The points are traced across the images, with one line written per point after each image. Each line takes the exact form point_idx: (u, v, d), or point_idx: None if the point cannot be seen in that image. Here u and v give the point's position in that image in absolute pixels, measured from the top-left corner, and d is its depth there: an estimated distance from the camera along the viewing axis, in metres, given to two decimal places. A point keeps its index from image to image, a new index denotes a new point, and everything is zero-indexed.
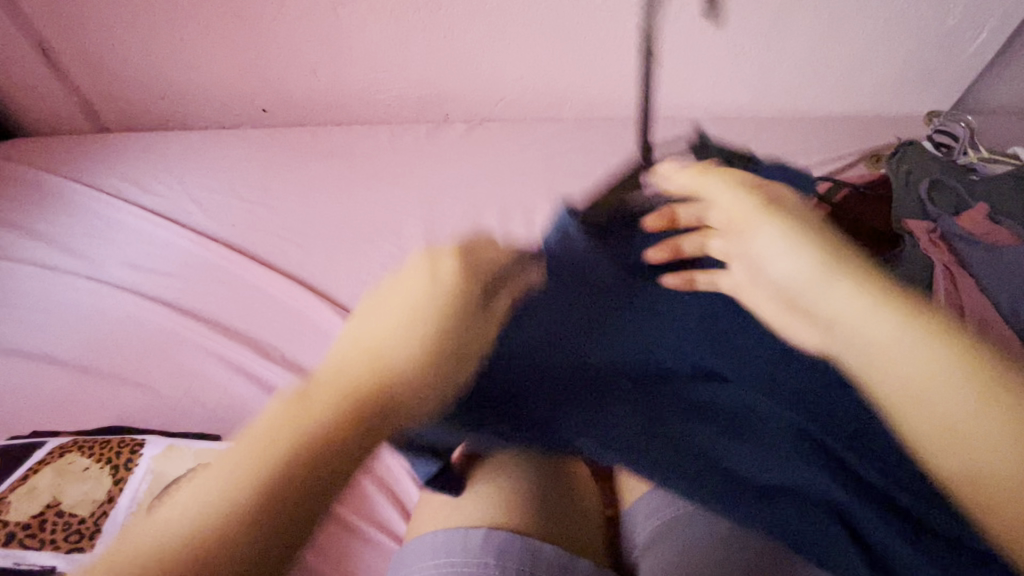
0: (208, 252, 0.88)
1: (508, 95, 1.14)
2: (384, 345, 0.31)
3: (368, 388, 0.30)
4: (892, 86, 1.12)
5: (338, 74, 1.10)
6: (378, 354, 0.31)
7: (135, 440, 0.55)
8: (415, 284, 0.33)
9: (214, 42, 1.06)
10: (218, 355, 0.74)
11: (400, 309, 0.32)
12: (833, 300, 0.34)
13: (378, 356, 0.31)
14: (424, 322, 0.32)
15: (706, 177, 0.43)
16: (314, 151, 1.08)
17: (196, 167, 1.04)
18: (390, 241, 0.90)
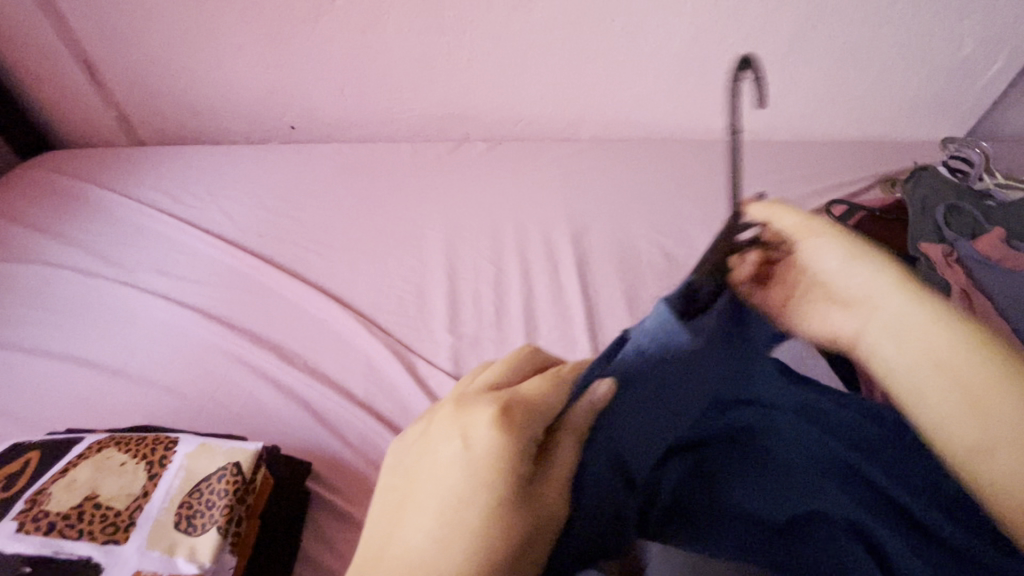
0: (235, 261, 0.91)
1: (528, 116, 1.17)
2: (441, 532, 0.34)
3: (442, 559, 0.34)
4: (906, 112, 1.14)
5: (365, 93, 1.15)
6: (446, 533, 0.34)
7: (170, 437, 0.57)
8: (454, 468, 0.35)
9: (249, 61, 1.11)
10: (244, 361, 0.76)
11: (450, 495, 0.34)
12: (864, 289, 0.39)
13: (433, 534, 0.34)
14: (473, 509, 0.34)
15: (801, 225, 0.43)
16: (339, 166, 1.11)
17: (225, 180, 1.09)
18: (411, 253, 0.93)
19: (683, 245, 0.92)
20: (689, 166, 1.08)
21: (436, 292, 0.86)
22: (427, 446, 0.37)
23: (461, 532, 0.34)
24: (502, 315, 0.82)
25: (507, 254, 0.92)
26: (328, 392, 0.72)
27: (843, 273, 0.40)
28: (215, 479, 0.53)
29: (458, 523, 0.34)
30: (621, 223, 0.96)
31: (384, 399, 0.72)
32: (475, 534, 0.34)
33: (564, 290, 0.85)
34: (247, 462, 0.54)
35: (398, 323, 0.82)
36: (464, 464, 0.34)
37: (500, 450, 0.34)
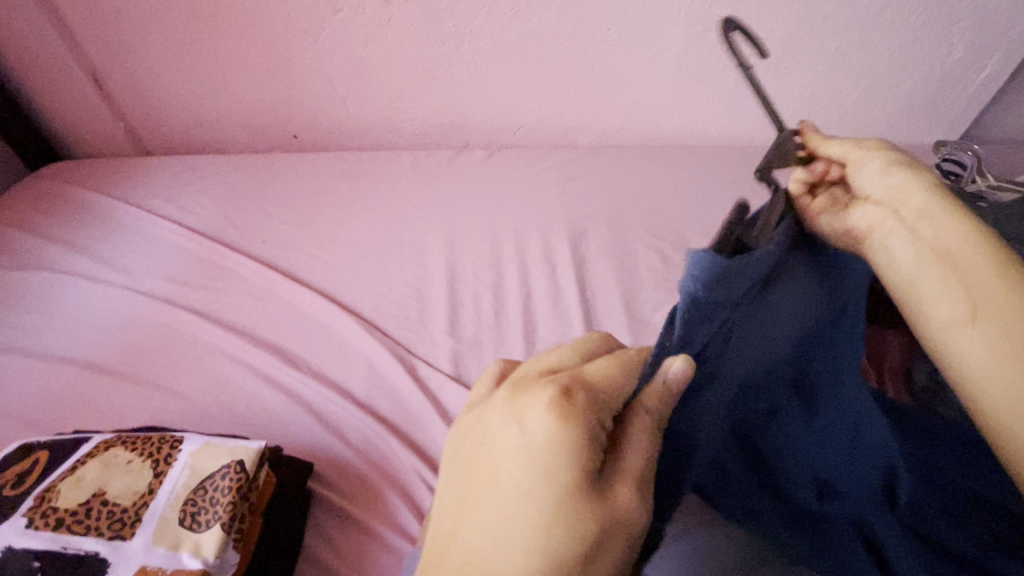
0: (240, 267, 0.93)
1: (526, 123, 1.19)
2: (512, 516, 0.33)
3: (517, 542, 0.33)
4: (899, 116, 1.15)
5: (366, 102, 1.17)
6: (514, 517, 0.33)
7: (175, 436, 0.58)
8: (516, 451, 0.33)
9: (253, 72, 1.14)
10: (248, 364, 0.77)
11: (517, 478, 0.33)
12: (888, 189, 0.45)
13: (504, 520, 0.33)
14: (540, 495, 0.33)
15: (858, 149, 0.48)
16: (342, 174, 1.13)
17: (230, 188, 1.11)
18: (412, 258, 0.95)
19: (679, 248, 0.94)
20: (686, 171, 1.10)
21: (437, 296, 0.87)
22: (483, 436, 0.36)
23: (536, 514, 0.33)
24: (501, 318, 0.84)
25: (506, 258, 0.93)
26: (330, 395, 0.73)
27: (879, 176, 0.46)
28: (219, 476, 0.54)
29: (529, 506, 0.33)
30: (618, 227, 0.98)
31: (385, 400, 0.73)
32: (546, 518, 0.33)
33: (562, 293, 0.87)
34: (251, 460, 0.55)
35: (399, 326, 0.83)
36: (529, 447, 0.33)
37: (561, 433, 0.33)
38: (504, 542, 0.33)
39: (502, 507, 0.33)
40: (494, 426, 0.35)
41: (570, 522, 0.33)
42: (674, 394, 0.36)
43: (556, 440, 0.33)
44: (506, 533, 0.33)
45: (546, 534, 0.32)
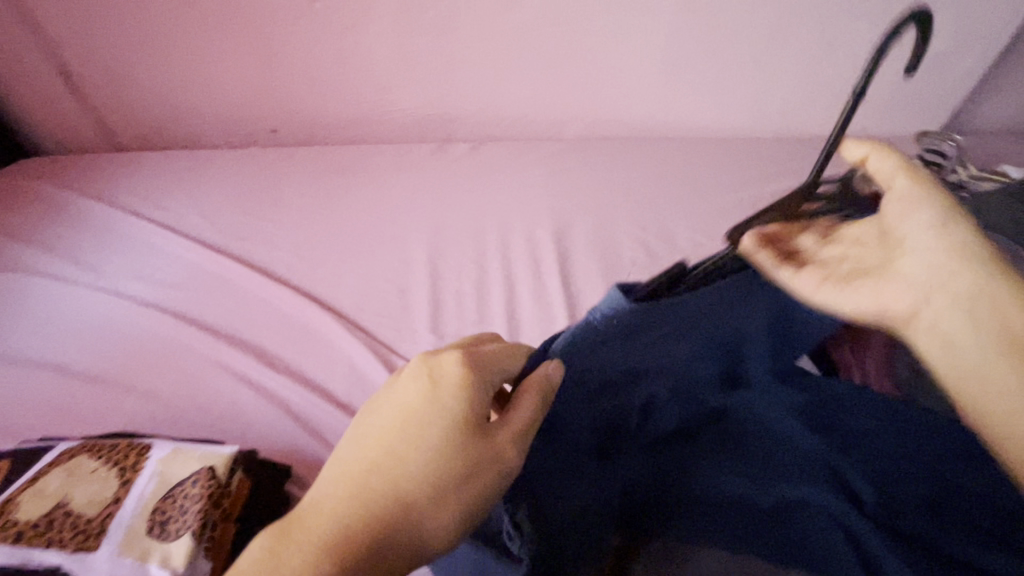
0: (215, 265, 0.90)
1: (510, 116, 1.18)
2: (397, 467, 0.35)
3: (392, 490, 0.35)
4: (883, 107, 1.15)
5: (346, 95, 1.14)
6: (394, 466, 0.35)
7: (143, 443, 0.56)
8: (412, 406, 0.37)
9: (228, 64, 1.10)
10: (224, 365, 0.75)
11: (408, 432, 0.36)
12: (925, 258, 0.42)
13: (389, 469, 0.35)
14: (426, 450, 0.36)
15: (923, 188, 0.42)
16: (322, 168, 1.11)
17: (206, 184, 1.08)
18: (393, 254, 0.93)
19: (664, 241, 0.93)
20: (672, 163, 1.09)
21: (419, 293, 0.86)
22: (385, 396, 0.39)
23: (417, 465, 0.36)
24: (485, 314, 0.82)
25: (490, 253, 0.92)
26: (309, 395, 0.71)
27: (921, 235, 0.42)
28: (189, 484, 0.52)
29: (413, 456, 0.36)
30: (603, 220, 0.96)
31: (365, 400, 0.72)
32: (425, 468, 0.35)
33: (547, 288, 0.85)
34: (222, 466, 0.53)
35: (380, 324, 0.81)
36: (429, 400, 0.37)
37: (457, 393, 0.37)
38: (386, 484, 0.35)
39: (386, 457, 0.36)
40: (397, 391, 0.39)
41: (447, 471, 0.36)
42: (553, 383, 0.40)
43: (452, 399, 0.37)
44: (385, 483, 0.35)
45: (421, 480, 0.35)
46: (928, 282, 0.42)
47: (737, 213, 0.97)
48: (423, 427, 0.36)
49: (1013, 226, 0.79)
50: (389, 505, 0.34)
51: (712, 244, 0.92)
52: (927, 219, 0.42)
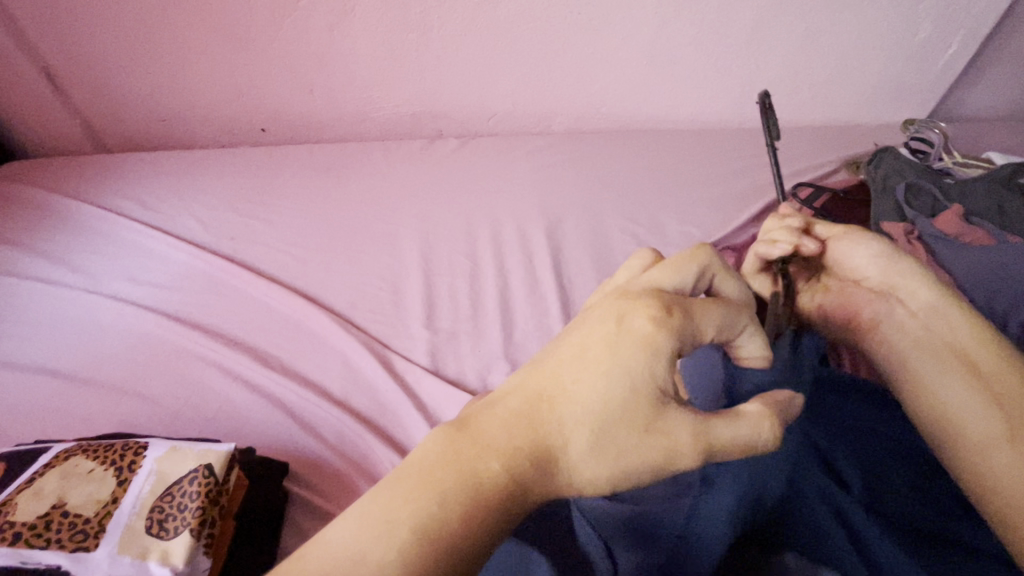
0: (208, 265, 0.90)
1: (499, 111, 1.18)
2: (567, 418, 0.32)
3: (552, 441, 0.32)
4: (869, 96, 1.16)
5: (334, 92, 1.14)
6: (560, 423, 0.32)
7: (139, 443, 0.56)
8: (610, 347, 0.33)
9: (215, 63, 1.10)
10: (219, 365, 0.75)
11: (590, 389, 0.33)
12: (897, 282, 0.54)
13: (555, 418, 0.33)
14: (589, 410, 0.32)
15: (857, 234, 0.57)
16: (312, 166, 1.11)
17: (196, 184, 1.07)
18: (386, 251, 0.93)
19: (655, 232, 0.93)
20: (661, 155, 1.09)
21: (412, 289, 0.86)
22: (574, 330, 0.36)
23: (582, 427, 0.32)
24: (478, 308, 0.83)
25: (482, 247, 0.92)
26: (305, 393, 0.72)
27: (883, 268, 0.55)
28: (187, 481, 0.52)
29: (586, 416, 0.32)
30: (593, 213, 0.97)
31: (361, 396, 0.72)
32: (593, 426, 0.32)
33: (539, 281, 0.86)
34: (219, 463, 0.53)
35: (374, 321, 0.82)
36: (616, 346, 0.33)
37: (661, 350, 0.33)
38: (556, 424, 0.32)
39: (563, 409, 0.33)
40: (590, 321, 0.35)
41: (612, 437, 0.32)
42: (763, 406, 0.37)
43: (646, 364, 0.33)
44: (553, 429, 0.32)
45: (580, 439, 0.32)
46: (897, 286, 0.54)
47: (726, 203, 0.98)
48: (618, 378, 0.33)
49: (996, 212, 0.80)
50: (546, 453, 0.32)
51: (702, 234, 0.92)
52: (873, 248, 0.55)
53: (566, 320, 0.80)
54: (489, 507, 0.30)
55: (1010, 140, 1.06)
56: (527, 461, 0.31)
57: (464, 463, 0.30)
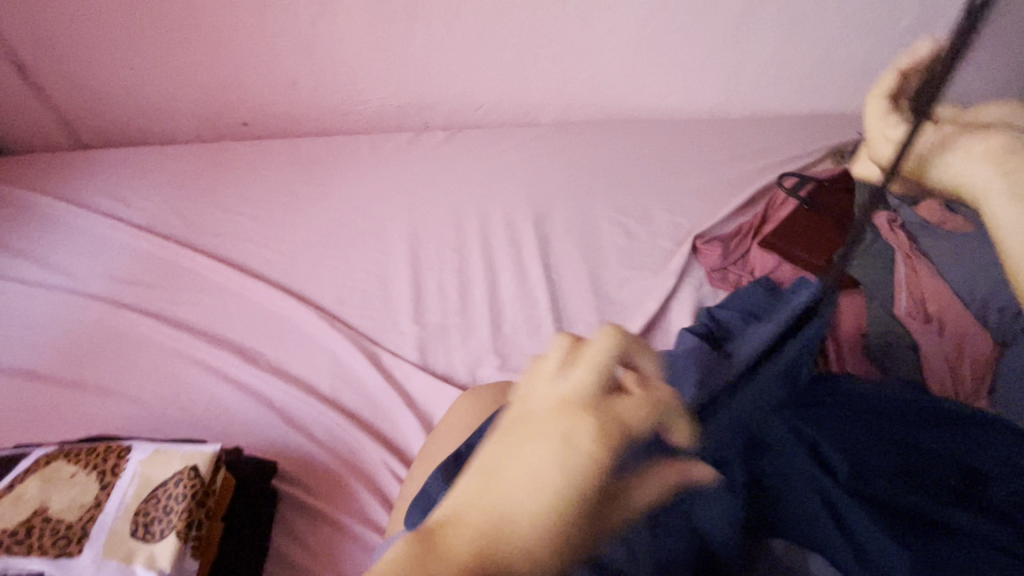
0: (191, 263, 0.88)
1: (486, 102, 1.17)
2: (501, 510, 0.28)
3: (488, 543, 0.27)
4: (853, 85, 1.17)
5: (317, 84, 1.12)
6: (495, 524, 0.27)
7: (121, 446, 0.55)
8: (546, 440, 0.29)
9: (193, 55, 1.07)
10: (204, 364, 0.74)
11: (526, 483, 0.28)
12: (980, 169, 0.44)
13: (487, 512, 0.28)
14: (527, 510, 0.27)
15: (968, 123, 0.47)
16: (297, 160, 1.09)
17: (177, 180, 1.05)
18: (373, 245, 0.92)
19: (643, 223, 0.93)
20: (649, 146, 1.09)
21: (401, 284, 0.85)
22: (522, 413, 0.32)
23: (524, 526, 0.27)
24: (467, 303, 0.82)
25: (471, 240, 0.92)
26: (292, 390, 0.71)
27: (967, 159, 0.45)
28: (173, 484, 0.52)
29: (527, 512, 0.28)
30: (582, 205, 0.97)
31: (350, 392, 0.72)
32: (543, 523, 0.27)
33: (529, 274, 0.86)
34: (205, 465, 0.53)
35: (362, 316, 0.81)
36: (560, 446, 0.29)
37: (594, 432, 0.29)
38: (504, 529, 0.27)
39: (498, 509, 0.28)
40: (532, 411, 0.31)
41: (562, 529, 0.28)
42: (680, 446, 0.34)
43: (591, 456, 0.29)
44: (485, 526, 0.27)
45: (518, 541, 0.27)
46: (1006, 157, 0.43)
47: (714, 193, 0.98)
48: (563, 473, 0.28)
49: None
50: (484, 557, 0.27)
51: (690, 225, 0.92)
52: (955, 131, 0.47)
53: (555, 313, 0.80)
54: None
55: None
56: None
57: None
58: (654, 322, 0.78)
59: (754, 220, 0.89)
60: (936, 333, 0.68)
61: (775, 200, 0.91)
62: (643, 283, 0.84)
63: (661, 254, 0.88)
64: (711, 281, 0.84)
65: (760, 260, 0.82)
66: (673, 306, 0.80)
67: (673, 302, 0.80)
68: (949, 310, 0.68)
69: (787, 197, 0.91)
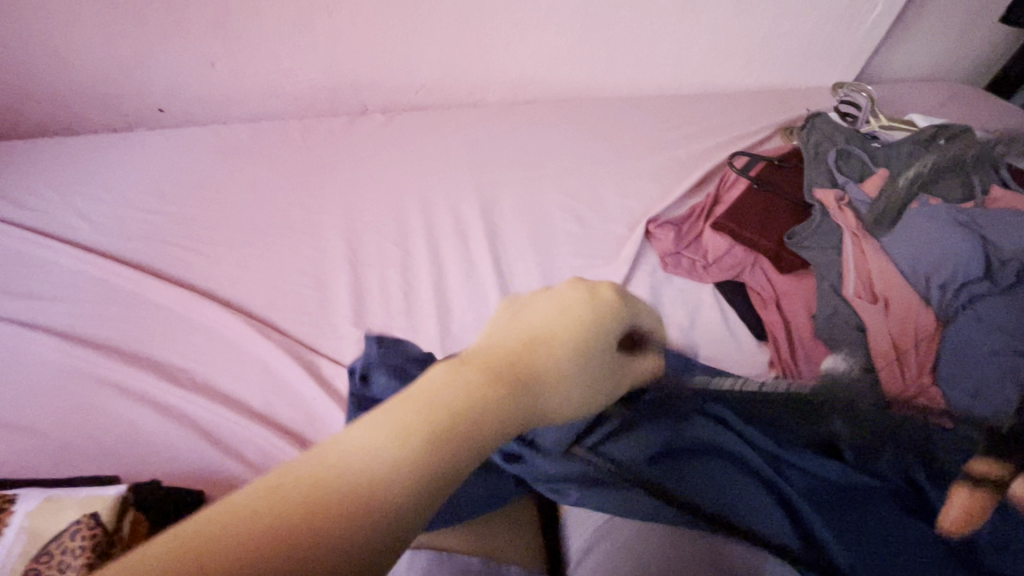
0: (98, 270, 0.79)
1: (427, 82, 1.10)
2: (588, 375, 0.34)
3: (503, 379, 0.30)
4: (799, 59, 1.16)
5: (239, 65, 1.02)
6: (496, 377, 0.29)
7: (4, 497, 0.48)
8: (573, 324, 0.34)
9: (89, 34, 0.95)
10: (116, 385, 0.67)
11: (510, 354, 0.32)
12: None
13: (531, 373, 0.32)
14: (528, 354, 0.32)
15: None
16: (221, 150, 1.00)
17: (82, 177, 0.94)
18: (308, 243, 0.85)
19: (594, 208, 0.90)
20: (599, 125, 1.05)
21: (340, 284, 0.79)
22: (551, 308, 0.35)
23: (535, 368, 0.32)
24: (412, 302, 0.77)
25: (415, 234, 0.86)
26: (220, 410, 0.65)
27: None
28: (67, 536, 0.46)
29: (540, 357, 0.32)
30: (531, 191, 0.92)
31: (285, 407, 0.66)
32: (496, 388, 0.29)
33: (477, 265, 0.81)
34: (106, 511, 0.47)
35: (298, 323, 0.75)
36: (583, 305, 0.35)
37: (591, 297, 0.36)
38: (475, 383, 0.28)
39: (493, 362, 0.30)
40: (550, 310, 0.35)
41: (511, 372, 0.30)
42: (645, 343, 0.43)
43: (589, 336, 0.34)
44: (495, 374, 0.29)
45: (560, 377, 0.33)
46: None
47: (666, 174, 0.95)
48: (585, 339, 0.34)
49: (918, 174, 0.84)
50: (512, 399, 0.29)
51: (642, 209, 0.89)
52: None
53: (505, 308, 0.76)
54: (360, 494, 0.23)
55: (931, 102, 1.09)
56: (445, 427, 0.26)
57: (420, 435, 0.25)
58: None
59: (705, 201, 0.87)
60: (883, 315, 0.67)
61: (725, 179, 0.91)
62: (595, 272, 0.80)
63: (613, 240, 0.85)
64: (663, 265, 0.81)
65: (713, 243, 0.80)
66: (627, 294, 0.77)
67: (626, 291, 0.78)
68: (895, 289, 0.69)
69: (738, 177, 0.90)
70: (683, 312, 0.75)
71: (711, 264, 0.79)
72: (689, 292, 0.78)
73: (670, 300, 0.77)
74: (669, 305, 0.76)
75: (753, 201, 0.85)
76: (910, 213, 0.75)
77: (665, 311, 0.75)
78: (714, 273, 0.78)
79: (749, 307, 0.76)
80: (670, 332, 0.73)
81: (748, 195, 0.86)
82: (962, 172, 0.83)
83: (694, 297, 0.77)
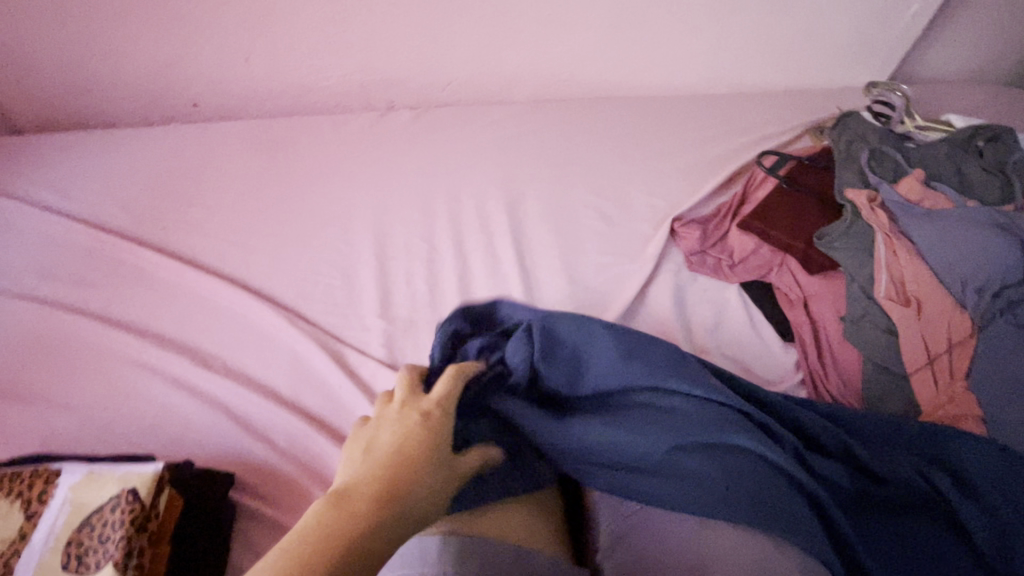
0: (136, 258, 0.82)
1: (455, 79, 1.11)
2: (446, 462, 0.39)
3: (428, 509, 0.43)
4: (832, 58, 1.14)
5: (272, 61, 1.04)
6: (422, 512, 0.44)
7: (49, 469, 0.50)
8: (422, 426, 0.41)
9: (130, 30, 0.98)
10: (152, 368, 0.69)
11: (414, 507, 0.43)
12: None
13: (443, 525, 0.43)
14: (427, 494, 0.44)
15: None
16: (253, 143, 1.02)
17: (121, 167, 0.98)
18: (337, 235, 0.86)
19: (619, 206, 0.90)
20: (625, 123, 1.05)
21: (367, 277, 0.80)
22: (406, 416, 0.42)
23: (414, 470, 0.38)
24: (437, 295, 0.78)
25: (440, 228, 0.87)
26: (250, 395, 0.66)
27: None
28: (108, 509, 0.47)
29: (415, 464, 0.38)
30: (555, 188, 0.93)
31: (313, 395, 0.68)
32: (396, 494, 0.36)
33: (501, 260, 0.81)
34: (144, 487, 0.48)
35: (326, 314, 0.76)
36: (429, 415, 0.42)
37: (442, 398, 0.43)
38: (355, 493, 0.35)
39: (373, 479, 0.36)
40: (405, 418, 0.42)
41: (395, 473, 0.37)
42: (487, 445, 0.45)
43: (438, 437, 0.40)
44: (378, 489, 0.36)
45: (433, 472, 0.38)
46: None
47: (692, 173, 0.95)
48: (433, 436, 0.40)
49: (956, 177, 0.82)
50: (397, 493, 0.36)
51: (668, 207, 0.89)
52: None
53: (529, 303, 0.76)
54: None
55: (970, 103, 1.06)
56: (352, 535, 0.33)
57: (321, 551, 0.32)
58: (633, 310, 0.75)
59: (733, 200, 0.86)
60: (916, 317, 0.66)
61: (753, 178, 0.90)
62: (619, 268, 0.80)
63: (638, 238, 0.84)
64: (688, 264, 0.81)
65: (740, 242, 0.79)
66: (651, 291, 0.77)
67: (651, 288, 0.77)
68: (926, 293, 0.67)
69: (766, 176, 0.89)
70: (705, 311, 0.75)
71: (737, 263, 0.79)
72: (715, 291, 0.77)
73: (694, 298, 0.76)
74: (693, 305, 0.76)
75: (782, 201, 0.83)
76: (945, 216, 0.72)
77: (690, 310, 0.75)
78: (740, 272, 0.78)
79: (776, 308, 0.75)
80: (694, 332, 0.72)
81: (777, 194, 0.85)
82: (1000, 174, 0.81)
83: (718, 295, 0.77)
